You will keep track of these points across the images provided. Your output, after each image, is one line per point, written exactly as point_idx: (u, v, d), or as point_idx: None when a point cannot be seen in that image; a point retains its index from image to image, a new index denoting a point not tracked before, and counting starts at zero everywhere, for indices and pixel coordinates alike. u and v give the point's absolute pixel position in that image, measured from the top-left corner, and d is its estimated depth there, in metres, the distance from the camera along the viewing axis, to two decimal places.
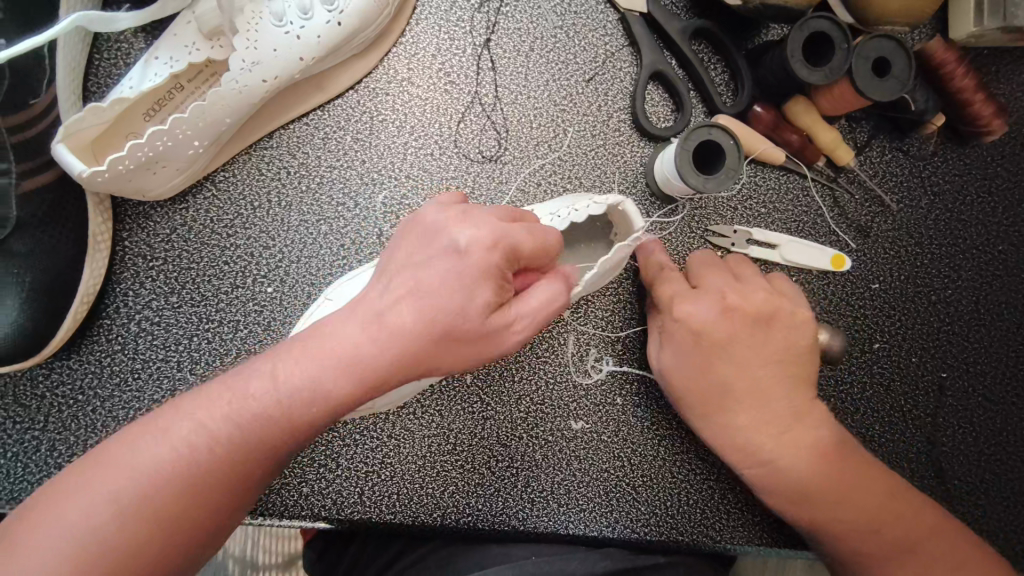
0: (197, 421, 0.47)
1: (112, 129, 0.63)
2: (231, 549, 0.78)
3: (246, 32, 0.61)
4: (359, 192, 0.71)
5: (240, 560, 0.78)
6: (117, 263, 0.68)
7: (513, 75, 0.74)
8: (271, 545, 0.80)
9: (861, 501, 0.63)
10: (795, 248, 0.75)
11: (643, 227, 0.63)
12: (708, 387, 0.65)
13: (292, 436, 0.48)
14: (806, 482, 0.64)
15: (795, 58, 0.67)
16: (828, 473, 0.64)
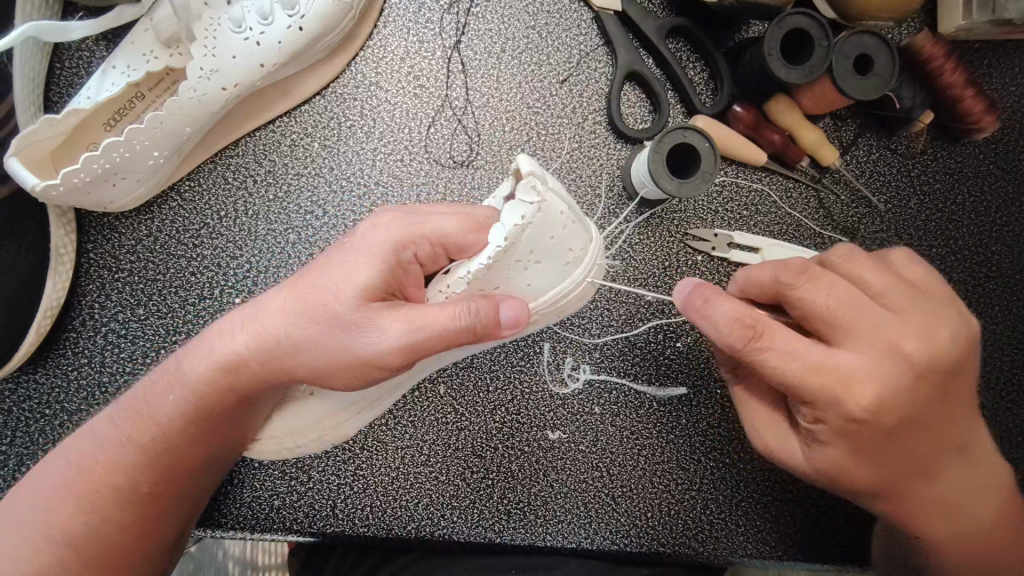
0: (126, 422, 0.55)
1: (70, 141, 0.62)
2: (231, 551, 0.77)
3: (203, 39, 0.60)
4: (327, 201, 0.69)
5: (239, 560, 0.78)
6: (82, 275, 0.67)
7: (484, 77, 0.72)
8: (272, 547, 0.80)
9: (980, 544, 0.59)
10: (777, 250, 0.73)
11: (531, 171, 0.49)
12: (865, 464, 0.53)
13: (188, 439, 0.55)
14: (945, 519, 0.57)
15: (772, 56, 0.65)
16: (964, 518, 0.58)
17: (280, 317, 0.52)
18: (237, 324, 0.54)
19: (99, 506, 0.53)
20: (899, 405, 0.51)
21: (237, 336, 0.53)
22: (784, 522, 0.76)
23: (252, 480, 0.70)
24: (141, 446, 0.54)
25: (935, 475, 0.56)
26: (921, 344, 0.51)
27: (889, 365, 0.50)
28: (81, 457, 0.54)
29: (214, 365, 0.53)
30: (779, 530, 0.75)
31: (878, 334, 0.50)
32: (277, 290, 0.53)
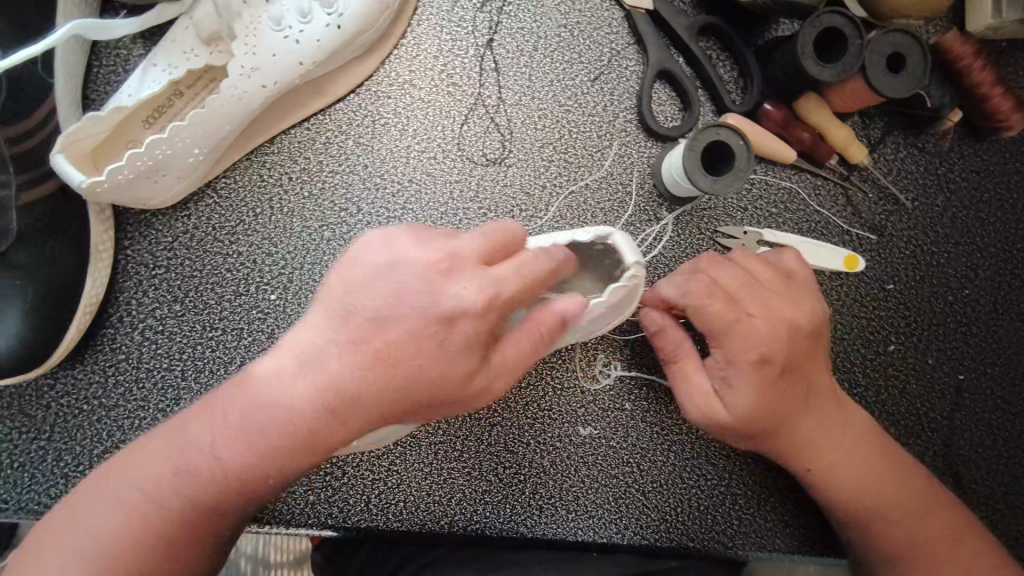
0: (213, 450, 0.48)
1: (111, 138, 0.62)
2: (243, 548, 0.77)
3: (245, 36, 0.61)
4: (361, 198, 0.70)
5: (252, 559, 0.77)
6: (120, 271, 0.67)
7: (516, 75, 0.72)
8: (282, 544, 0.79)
9: (897, 498, 0.63)
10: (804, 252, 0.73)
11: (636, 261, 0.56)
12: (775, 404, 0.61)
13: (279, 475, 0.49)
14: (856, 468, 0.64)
15: (805, 54, 0.66)
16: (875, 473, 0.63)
17: (392, 368, 0.47)
18: (333, 357, 0.48)
19: (174, 536, 0.48)
20: (789, 352, 0.60)
21: (338, 372, 0.47)
22: (813, 518, 0.76)
23: None
24: (224, 474, 0.48)
25: (825, 427, 0.64)
26: (799, 311, 0.62)
27: (776, 321, 0.61)
28: (156, 480, 0.48)
29: (313, 404, 0.47)
30: (807, 525, 0.76)
31: (765, 305, 0.61)
32: (384, 326, 0.48)
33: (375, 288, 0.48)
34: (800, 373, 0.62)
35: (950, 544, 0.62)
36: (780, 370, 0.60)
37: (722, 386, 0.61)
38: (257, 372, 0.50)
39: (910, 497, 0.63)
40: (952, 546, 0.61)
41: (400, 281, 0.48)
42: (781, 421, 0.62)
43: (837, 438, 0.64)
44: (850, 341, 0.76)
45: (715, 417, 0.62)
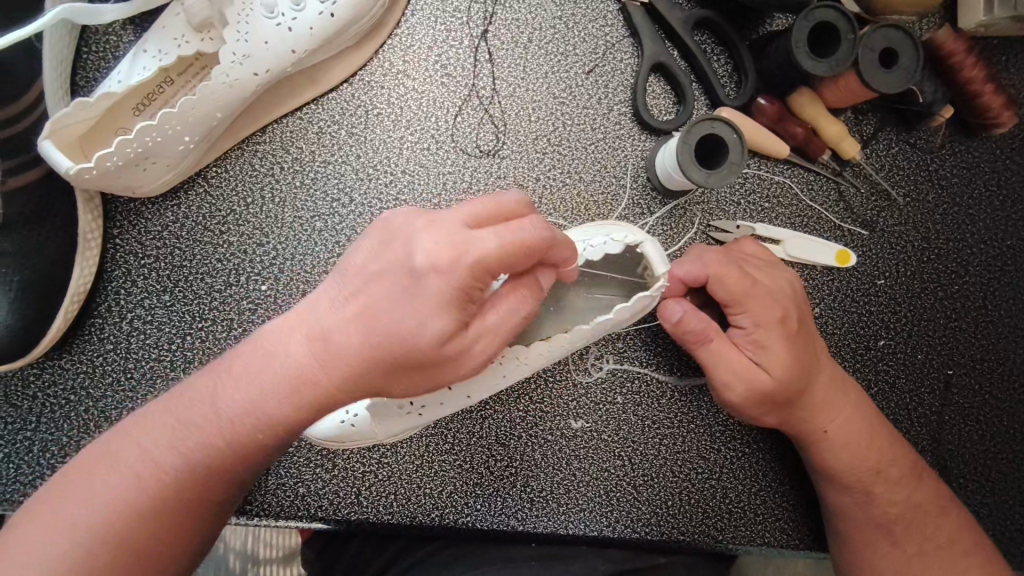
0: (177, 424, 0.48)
1: (100, 125, 0.61)
2: (232, 543, 0.79)
3: (236, 24, 0.59)
4: (354, 188, 0.70)
5: (241, 554, 0.79)
6: (108, 260, 0.67)
7: (510, 67, 0.72)
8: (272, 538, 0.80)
9: (893, 466, 0.66)
10: (797, 249, 0.74)
11: (665, 272, 0.61)
12: (804, 370, 0.64)
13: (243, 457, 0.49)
14: (857, 436, 0.66)
15: (799, 48, 0.66)
16: (880, 442, 0.67)
17: (364, 335, 0.46)
18: (283, 332, 0.48)
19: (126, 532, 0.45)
20: (798, 304, 0.66)
21: (286, 347, 0.48)
22: (803, 512, 0.76)
23: (277, 467, 0.70)
24: (183, 464, 0.48)
25: (840, 392, 0.67)
26: (793, 276, 0.68)
27: (782, 283, 0.66)
28: (104, 476, 0.47)
29: (269, 393, 0.48)
30: (797, 519, 0.76)
31: (774, 274, 0.66)
32: (348, 320, 0.46)
33: (360, 283, 0.47)
34: (807, 332, 0.66)
35: (939, 520, 0.66)
36: (798, 323, 0.65)
37: (757, 351, 0.63)
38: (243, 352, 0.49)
39: (906, 469, 0.67)
40: (944, 521, 0.66)
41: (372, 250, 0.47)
42: (810, 381, 0.64)
43: (845, 403, 0.66)
44: (842, 336, 0.77)
45: (757, 386, 0.63)
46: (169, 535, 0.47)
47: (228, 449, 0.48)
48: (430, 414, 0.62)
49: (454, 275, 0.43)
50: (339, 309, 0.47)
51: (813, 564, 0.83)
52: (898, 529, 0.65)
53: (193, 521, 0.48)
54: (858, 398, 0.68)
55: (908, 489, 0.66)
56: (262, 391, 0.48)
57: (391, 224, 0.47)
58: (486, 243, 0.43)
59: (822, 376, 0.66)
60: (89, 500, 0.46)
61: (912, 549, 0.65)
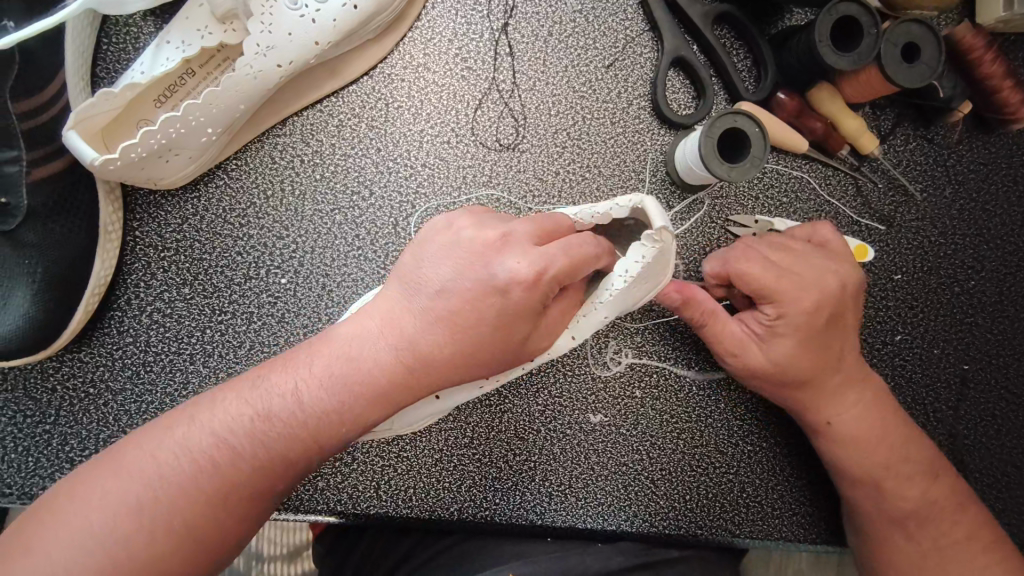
0: (242, 410, 0.49)
1: (122, 117, 0.61)
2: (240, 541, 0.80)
3: (261, 15, 0.59)
4: (374, 181, 0.69)
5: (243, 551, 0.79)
6: (128, 253, 0.66)
7: (530, 60, 0.72)
8: (276, 536, 0.80)
9: (907, 462, 0.66)
10: (827, 233, 0.71)
11: (666, 228, 0.55)
12: (813, 365, 0.64)
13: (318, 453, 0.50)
14: (868, 433, 0.66)
15: (822, 43, 0.66)
16: (897, 437, 0.66)
17: (439, 335, 0.50)
18: (361, 333, 0.51)
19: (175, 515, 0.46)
20: (836, 301, 0.64)
21: (370, 348, 0.51)
22: (820, 506, 0.76)
23: None
24: (256, 455, 0.48)
25: (855, 389, 0.66)
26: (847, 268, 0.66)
27: (828, 276, 0.64)
28: (176, 453, 0.47)
29: (349, 390, 0.50)
30: (814, 514, 0.76)
31: (819, 268, 0.64)
32: (430, 324, 0.50)
33: (434, 284, 0.51)
34: (841, 328, 0.65)
35: (954, 517, 0.65)
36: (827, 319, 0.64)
37: (764, 338, 0.64)
38: (329, 344, 0.52)
39: (921, 466, 0.66)
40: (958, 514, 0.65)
41: (452, 256, 0.51)
42: (822, 374, 0.65)
43: (857, 400, 0.66)
44: (859, 330, 0.77)
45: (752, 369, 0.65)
46: (233, 524, 0.48)
47: (304, 443, 0.49)
48: (451, 394, 0.61)
49: (534, 292, 0.49)
50: (419, 314, 0.51)
51: (813, 562, 0.83)
52: (912, 525, 0.65)
53: (254, 512, 0.49)
54: (879, 394, 0.67)
55: (921, 485, 0.65)
56: (346, 389, 0.50)
57: (467, 233, 0.52)
58: (557, 261, 0.49)
59: (841, 372, 0.66)
60: (156, 482, 0.46)
61: (926, 543, 0.64)
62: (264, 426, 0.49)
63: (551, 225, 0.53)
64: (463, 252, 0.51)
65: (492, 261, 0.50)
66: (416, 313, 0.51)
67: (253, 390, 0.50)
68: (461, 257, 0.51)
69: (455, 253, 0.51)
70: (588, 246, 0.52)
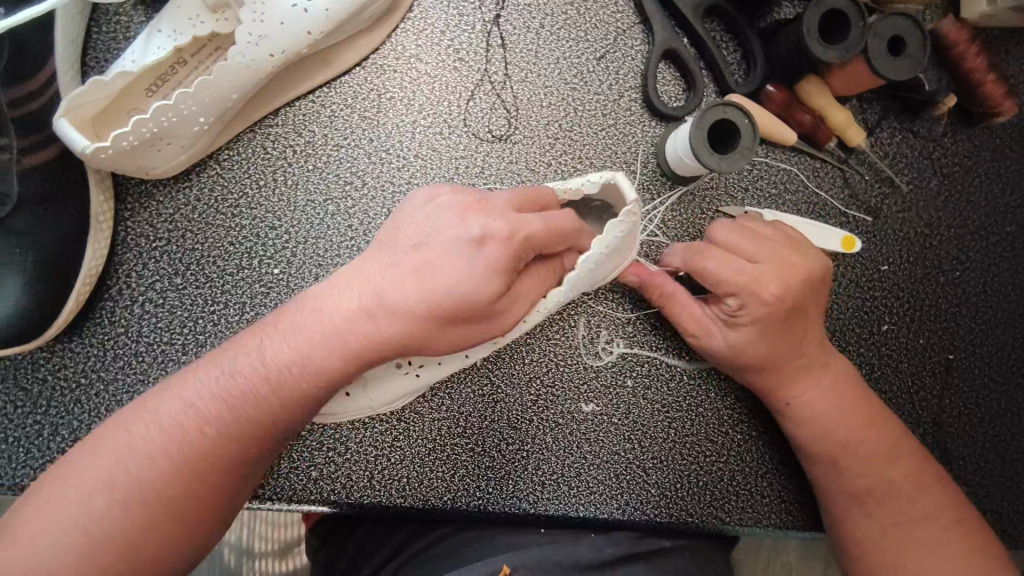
0: (208, 381, 0.50)
1: (113, 105, 0.61)
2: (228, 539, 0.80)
3: (253, 4, 0.59)
4: (366, 172, 0.69)
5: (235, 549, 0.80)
6: (120, 243, 0.66)
7: (522, 52, 0.72)
8: (268, 533, 0.81)
9: (869, 440, 0.66)
10: (791, 217, 0.74)
11: (637, 201, 0.56)
12: (773, 349, 0.66)
13: (287, 415, 0.51)
14: (827, 413, 0.67)
15: (811, 37, 0.67)
16: (862, 417, 0.67)
17: (411, 291, 0.49)
18: (333, 294, 0.52)
19: (151, 492, 0.47)
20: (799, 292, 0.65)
21: (338, 309, 0.51)
22: (809, 494, 0.77)
23: (289, 451, 0.70)
24: (226, 422, 0.49)
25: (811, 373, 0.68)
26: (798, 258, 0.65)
27: (789, 270, 0.64)
28: (147, 428, 0.49)
29: (319, 349, 0.50)
30: (803, 502, 0.77)
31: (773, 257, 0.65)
32: (401, 280, 0.50)
33: (407, 245, 0.51)
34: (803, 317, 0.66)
35: (915, 494, 0.65)
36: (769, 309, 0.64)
37: (726, 323, 0.67)
38: (297, 310, 0.52)
39: (881, 446, 0.66)
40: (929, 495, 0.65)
41: (428, 220, 0.52)
42: (780, 356, 0.66)
43: (814, 380, 0.68)
44: (846, 320, 0.78)
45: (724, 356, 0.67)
46: (209, 495, 0.49)
47: (274, 404, 0.50)
48: (428, 373, 0.66)
49: (507, 247, 0.50)
50: (395, 271, 0.51)
51: (803, 555, 0.86)
52: (871, 502, 0.65)
53: (231, 482, 0.50)
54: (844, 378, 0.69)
55: (879, 465, 0.66)
56: (321, 351, 0.50)
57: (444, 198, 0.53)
58: (533, 224, 0.51)
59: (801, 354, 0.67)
60: (129, 456, 0.48)
61: (887, 519, 0.64)
62: (232, 396, 0.50)
63: (533, 195, 0.55)
64: (442, 213, 0.52)
65: (469, 221, 0.50)
66: (389, 269, 0.51)
67: (223, 359, 0.52)
68: (434, 220, 0.52)
69: (427, 217, 0.52)
70: (566, 221, 0.53)
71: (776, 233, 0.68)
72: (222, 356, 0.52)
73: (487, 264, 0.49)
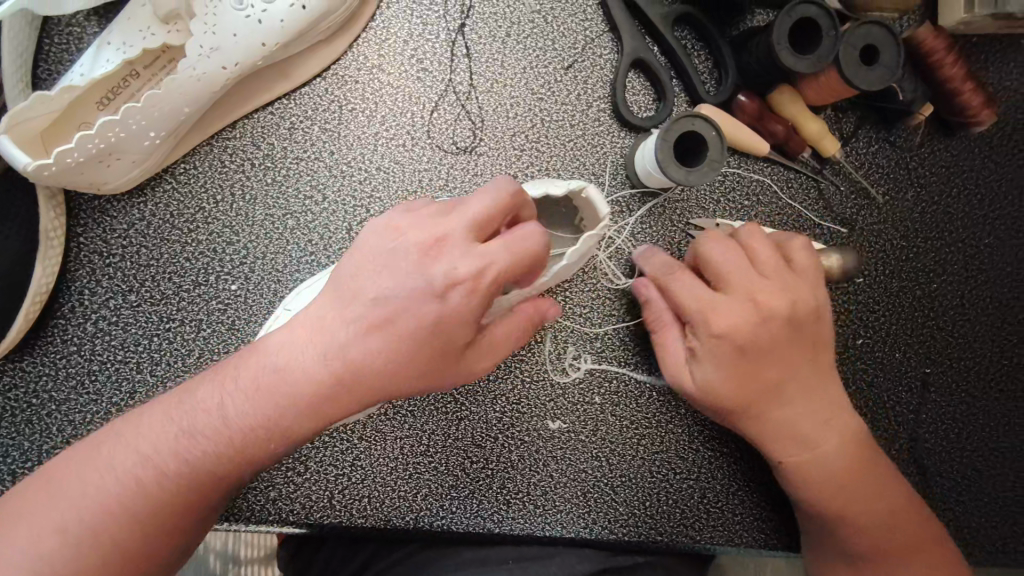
0: (167, 427, 0.50)
1: (61, 120, 0.59)
2: (213, 544, 0.79)
3: (203, 15, 0.58)
4: (327, 185, 0.68)
5: (220, 554, 0.79)
6: (72, 260, 0.65)
7: (488, 62, 0.71)
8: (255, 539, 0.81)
9: (842, 472, 0.65)
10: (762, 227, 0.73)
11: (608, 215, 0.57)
12: (745, 391, 0.63)
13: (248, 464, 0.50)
14: (799, 451, 0.65)
15: (781, 46, 0.65)
16: (837, 451, 0.65)
17: (378, 347, 0.48)
18: (293, 343, 0.50)
19: (105, 536, 0.47)
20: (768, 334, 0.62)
21: (300, 359, 0.50)
22: (782, 511, 0.76)
23: None
24: (181, 473, 0.49)
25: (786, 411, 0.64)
26: (780, 296, 0.62)
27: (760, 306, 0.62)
28: (104, 471, 0.48)
29: (280, 401, 0.49)
30: (775, 518, 0.76)
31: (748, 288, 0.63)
32: (367, 336, 0.49)
33: (370, 291, 0.49)
34: (771, 358, 0.63)
35: (886, 520, 0.64)
36: (738, 349, 0.62)
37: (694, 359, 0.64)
38: (260, 356, 0.51)
39: (856, 476, 0.65)
40: (897, 538, 0.64)
41: (388, 260, 0.49)
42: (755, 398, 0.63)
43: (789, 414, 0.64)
44: None
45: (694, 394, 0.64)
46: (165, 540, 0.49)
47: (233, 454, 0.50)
48: None
49: (477, 292, 0.47)
50: (356, 321, 0.49)
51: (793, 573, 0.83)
52: (846, 528, 0.65)
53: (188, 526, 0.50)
54: (827, 408, 0.66)
55: (853, 492, 0.64)
56: (275, 404, 0.49)
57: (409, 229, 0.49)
58: (498, 262, 0.47)
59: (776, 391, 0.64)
60: (85, 500, 0.47)
61: (859, 542, 0.64)
62: (190, 444, 0.49)
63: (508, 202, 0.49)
64: (403, 251, 0.48)
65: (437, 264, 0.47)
66: (351, 322, 0.49)
67: (185, 403, 0.51)
68: (396, 260, 0.49)
69: (391, 254, 0.49)
70: (532, 241, 0.47)
71: (772, 257, 0.65)
72: (181, 401, 0.51)
73: (456, 314, 0.47)
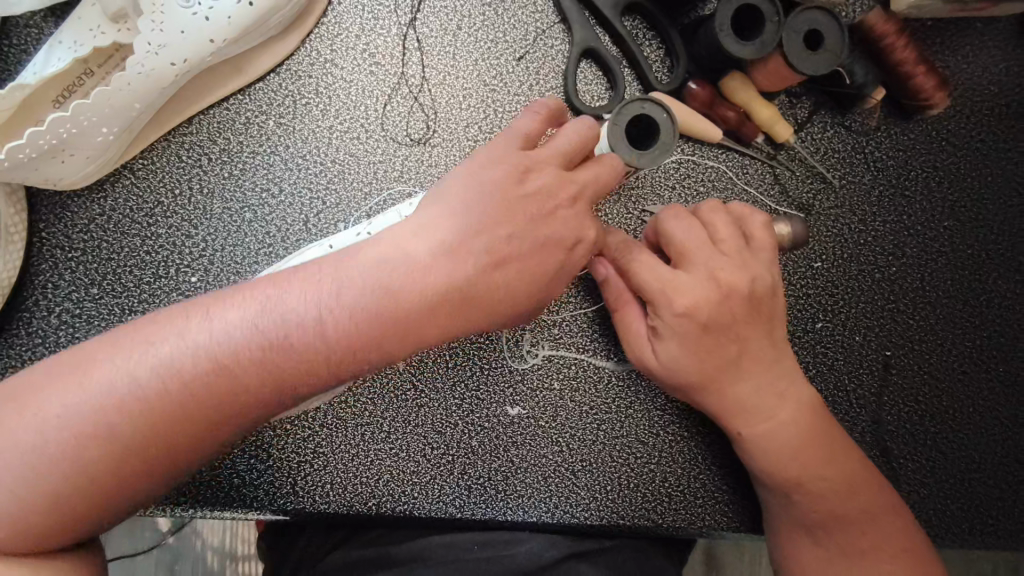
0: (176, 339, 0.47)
1: (17, 118, 0.61)
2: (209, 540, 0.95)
3: (151, 13, 0.60)
4: (282, 178, 0.69)
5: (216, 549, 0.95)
6: (35, 254, 0.67)
7: (440, 55, 0.72)
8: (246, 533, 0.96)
9: (805, 450, 0.64)
10: None
11: None
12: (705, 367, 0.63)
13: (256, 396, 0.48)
14: (765, 426, 0.65)
15: (722, 32, 0.66)
16: (801, 427, 0.65)
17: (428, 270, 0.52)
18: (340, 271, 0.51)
19: (96, 443, 0.45)
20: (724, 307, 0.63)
21: (345, 289, 0.50)
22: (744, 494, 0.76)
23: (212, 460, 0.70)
24: (184, 392, 0.46)
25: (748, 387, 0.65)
26: (737, 274, 0.64)
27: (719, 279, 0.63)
28: (104, 377, 0.46)
29: (311, 324, 0.49)
30: (737, 502, 0.76)
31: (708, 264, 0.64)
32: (410, 264, 0.52)
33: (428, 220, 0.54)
34: (731, 333, 0.64)
35: (846, 499, 0.64)
36: (702, 325, 0.62)
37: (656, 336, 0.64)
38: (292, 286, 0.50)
39: (818, 453, 0.64)
40: (860, 508, 0.64)
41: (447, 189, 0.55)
42: (714, 374, 0.64)
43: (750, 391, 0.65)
44: None
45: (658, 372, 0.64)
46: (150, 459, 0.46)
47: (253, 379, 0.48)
48: None
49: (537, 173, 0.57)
50: (403, 249, 0.52)
51: None
52: (807, 506, 0.64)
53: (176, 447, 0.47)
54: (790, 390, 0.66)
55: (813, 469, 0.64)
56: (306, 328, 0.48)
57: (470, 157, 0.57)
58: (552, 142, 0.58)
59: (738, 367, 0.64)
60: (79, 406, 0.45)
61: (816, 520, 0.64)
62: (203, 357, 0.47)
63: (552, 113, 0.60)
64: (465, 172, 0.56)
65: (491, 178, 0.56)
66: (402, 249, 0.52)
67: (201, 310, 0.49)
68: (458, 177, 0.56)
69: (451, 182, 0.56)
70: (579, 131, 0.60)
71: (729, 236, 0.65)
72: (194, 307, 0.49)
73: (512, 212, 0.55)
